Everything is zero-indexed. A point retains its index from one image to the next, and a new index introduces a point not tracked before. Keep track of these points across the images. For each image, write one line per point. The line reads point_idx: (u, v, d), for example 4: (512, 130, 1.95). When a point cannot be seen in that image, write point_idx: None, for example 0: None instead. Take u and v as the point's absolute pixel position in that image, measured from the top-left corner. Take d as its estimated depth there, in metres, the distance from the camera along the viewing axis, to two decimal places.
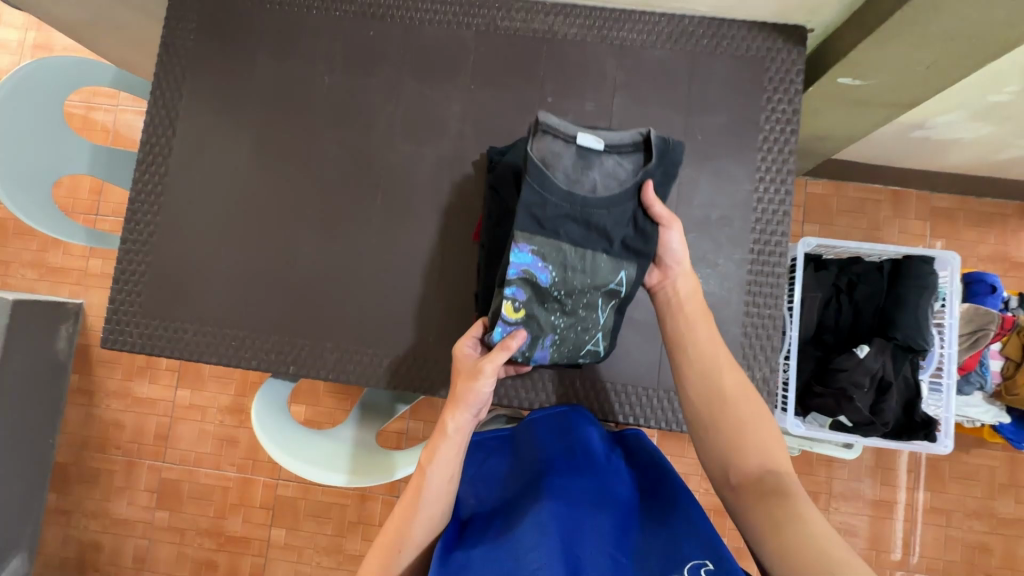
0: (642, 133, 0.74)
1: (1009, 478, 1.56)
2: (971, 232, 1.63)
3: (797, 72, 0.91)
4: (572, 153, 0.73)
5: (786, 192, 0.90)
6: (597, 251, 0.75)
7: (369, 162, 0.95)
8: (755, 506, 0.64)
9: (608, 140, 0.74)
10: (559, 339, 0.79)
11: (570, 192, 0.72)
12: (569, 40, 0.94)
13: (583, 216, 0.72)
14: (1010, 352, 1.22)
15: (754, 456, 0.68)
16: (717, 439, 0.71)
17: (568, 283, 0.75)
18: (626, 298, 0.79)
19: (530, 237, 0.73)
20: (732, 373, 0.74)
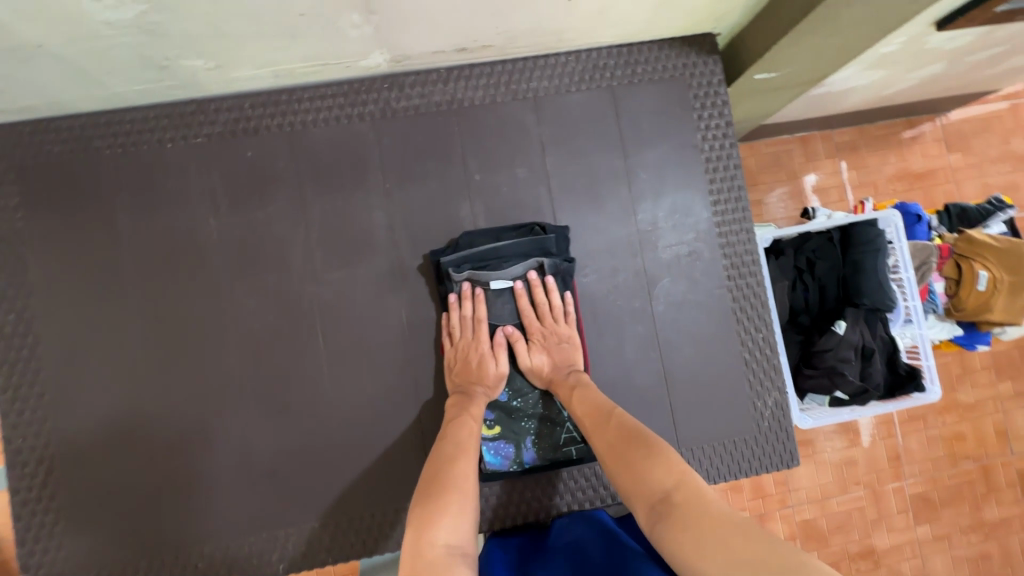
0: (536, 262, 0.80)
1: (962, 369, 1.71)
2: (874, 157, 1.73)
3: (720, 83, 0.86)
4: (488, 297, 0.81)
5: (744, 208, 0.86)
6: None
7: (296, 302, 0.80)
8: (670, 530, 0.52)
9: (511, 273, 0.81)
10: (537, 437, 0.82)
11: (499, 323, 0.82)
12: (478, 105, 0.84)
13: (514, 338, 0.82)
14: (948, 273, 1.33)
15: (646, 491, 0.58)
16: (620, 481, 0.62)
17: (522, 393, 0.82)
18: None
19: None
20: (602, 432, 0.68)
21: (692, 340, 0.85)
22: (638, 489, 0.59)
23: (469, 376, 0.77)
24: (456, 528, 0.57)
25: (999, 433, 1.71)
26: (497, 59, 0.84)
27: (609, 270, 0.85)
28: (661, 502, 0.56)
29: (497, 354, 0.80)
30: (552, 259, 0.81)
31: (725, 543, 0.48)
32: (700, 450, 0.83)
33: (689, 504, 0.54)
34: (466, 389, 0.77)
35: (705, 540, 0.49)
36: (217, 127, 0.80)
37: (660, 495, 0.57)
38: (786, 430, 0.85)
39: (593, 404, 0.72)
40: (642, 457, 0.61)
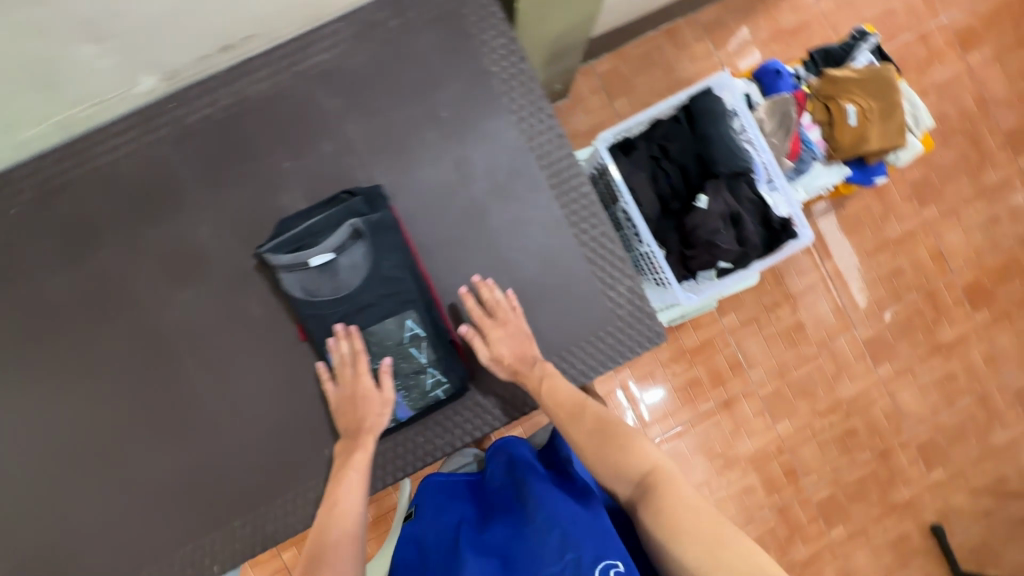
0: (351, 225, 0.77)
1: (883, 207, 1.72)
2: (744, 27, 1.71)
3: (492, 2, 0.87)
4: (317, 274, 0.77)
5: (550, 117, 0.88)
6: (381, 318, 0.80)
7: (154, 329, 0.84)
8: (644, 510, 0.64)
9: (332, 243, 0.77)
10: (405, 391, 0.82)
11: (339, 297, 0.79)
12: (267, 96, 0.86)
13: (359, 307, 0.79)
14: (820, 118, 1.32)
15: (622, 472, 0.68)
16: (594, 462, 0.71)
17: (376, 353, 0.80)
18: (435, 333, 0.81)
19: (336, 344, 0.79)
20: (578, 424, 0.74)
21: (535, 256, 0.88)
22: (609, 468, 0.69)
23: (356, 415, 0.79)
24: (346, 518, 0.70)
25: (936, 257, 1.73)
26: (270, 46, 0.85)
27: (438, 213, 0.87)
28: (639, 482, 0.67)
29: (381, 385, 0.79)
30: (364, 219, 0.78)
31: (688, 534, 0.59)
32: (570, 353, 0.88)
33: (662, 487, 0.64)
34: (353, 431, 0.79)
35: (675, 522, 0.61)
36: (30, 191, 0.83)
37: (638, 477, 0.67)
38: (646, 311, 0.88)
39: (562, 401, 0.77)
40: (619, 448, 0.70)
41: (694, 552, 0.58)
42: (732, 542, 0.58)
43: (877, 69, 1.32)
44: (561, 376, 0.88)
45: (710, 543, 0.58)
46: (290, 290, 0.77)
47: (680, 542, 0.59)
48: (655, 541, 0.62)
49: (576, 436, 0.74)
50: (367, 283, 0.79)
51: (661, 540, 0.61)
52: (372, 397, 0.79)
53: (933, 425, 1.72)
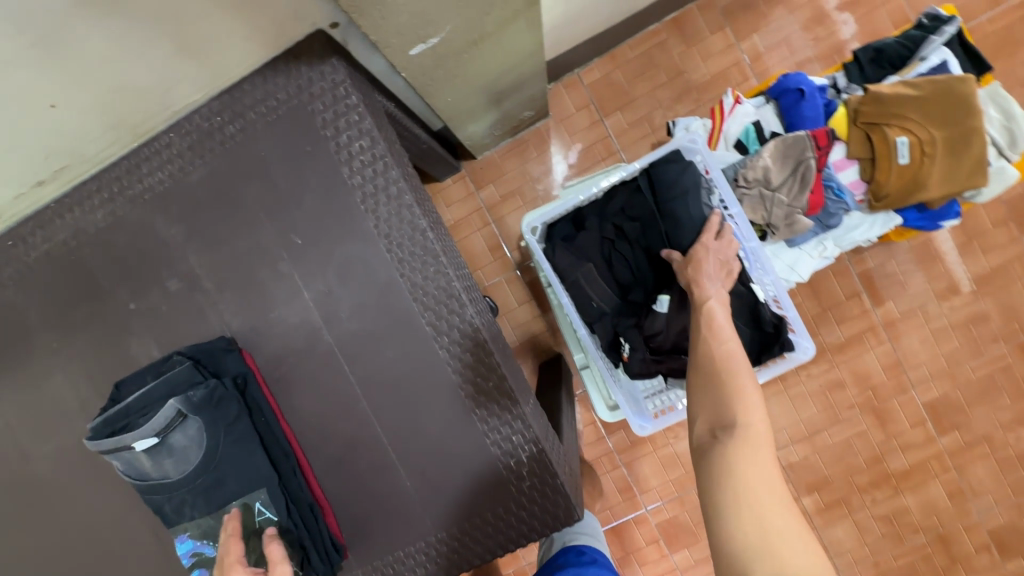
0: (177, 402, 0.65)
1: (964, 234, 1.32)
2: (779, 7, 1.32)
3: (348, 95, 0.68)
4: (144, 457, 0.66)
5: (426, 239, 0.69)
6: (226, 503, 0.68)
7: (20, 485, 0.79)
8: (708, 467, 0.57)
9: (156, 424, 0.65)
10: None
11: (173, 479, 0.67)
12: (105, 228, 0.74)
13: (198, 489, 0.68)
14: (857, 153, 0.99)
15: (713, 409, 0.60)
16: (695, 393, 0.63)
17: None
18: (292, 515, 0.69)
19: (180, 527, 0.69)
20: (710, 341, 0.65)
21: (415, 411, 0.72)
22: (703, 408, 0.61)
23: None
24: None
25: None
26: (100, 170, 0.73)
27: (296, 362, 0.73)
28: (718, 433, 0.58)
29: (273, 562, 0.64)
30: (192, 392, 0.66)
31: (746, 522, 0.52)
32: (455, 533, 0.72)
33: (743, 452, 0.55)
34: None
35: (730, 493, 0.54)
36: None
37: (730, 426, 0.58)
38: (554, 485, 0.71)
39: (712, 324, 0.66)
40: (728, 388, 0.60)
41: (746, 530, 0.51)
42: (793, 548, 0.50)
43: (947, 80, 0.95)
44: (449, 557, 0.73)
45: (766, 533, 0.51)
46: (120, 470, 0.67)
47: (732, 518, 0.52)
48: (711, 503, 0.55)
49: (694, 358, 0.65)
50: (205, 462, 0.68)
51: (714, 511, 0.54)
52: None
53: (1015, 509, 1.37)
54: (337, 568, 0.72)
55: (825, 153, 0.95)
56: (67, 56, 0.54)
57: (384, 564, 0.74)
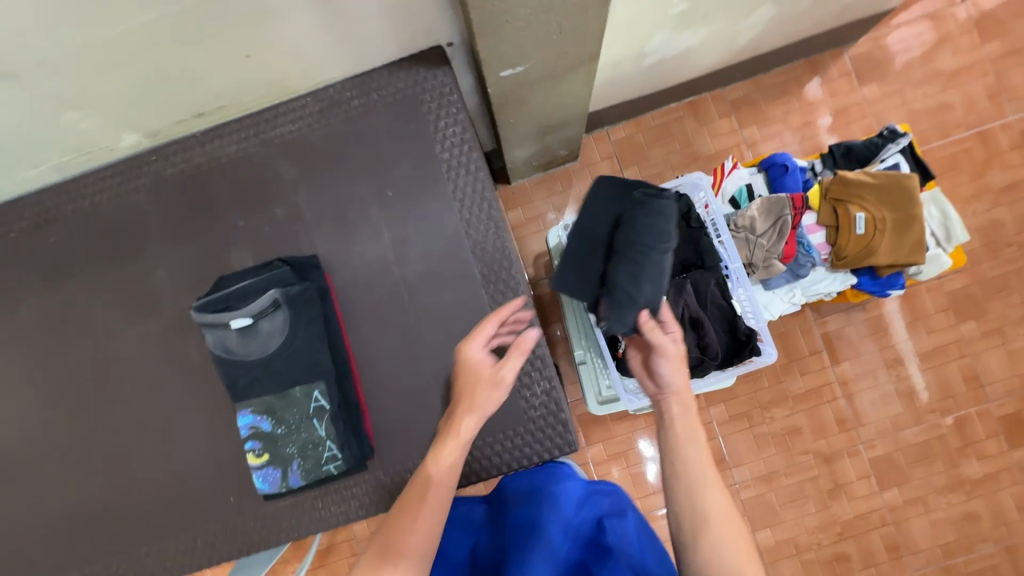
0: (274, 294, 0.81)
1: (912, 314, 1.56)
2: (775, 107, 1.63)
3: (451, 92, 0.89)
4: (235, 335, 0.81)
5: (490, 207, 0.89)
6: (290, 387, 0.82)
7: (104, 361, 0.92)
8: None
9: (253, 309, 0.81)
10: (303, 460, 0.82)
11: (252, 359, 0.82)
12: (234, 159, 0.92)
13: (270, 371, 0.82)
14: (824, 221, 1.23)
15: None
16: (698, 559, 0.69)
17: (282, 420, 0.82)
18: (339, 408, 0.83)
19: (246, 402, 0.82)
20: (698, 494, 0.73)
21: (454, 342, 0.88)
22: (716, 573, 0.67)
23: (472, 385, 0.75)
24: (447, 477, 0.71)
25: (969, 379, 1.54)
26: (242, 115, 0.92)
27: (365, 288, 0.90)
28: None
29: (505, 363, 0.75)
30: (287, 289, 0.82)
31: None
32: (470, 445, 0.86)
33: None
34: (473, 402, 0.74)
35: None
36: (27, 222, 0.94)
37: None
38: (560, 417, 0.86)
39: (690, 473, 0.75)
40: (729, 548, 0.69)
41: None
42: None
43: (898, 176, 1.21)
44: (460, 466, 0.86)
45: None
46: (211, 345, 0.82)
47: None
48: None
49: (693, 521, 0.72)
50: (281, 350, 0.82)
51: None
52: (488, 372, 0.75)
53: (943, 569, 1.51)
54: (367, 462, 0.85)
55: (800, 213, 1.19)
56: (264, 33, 0.74)
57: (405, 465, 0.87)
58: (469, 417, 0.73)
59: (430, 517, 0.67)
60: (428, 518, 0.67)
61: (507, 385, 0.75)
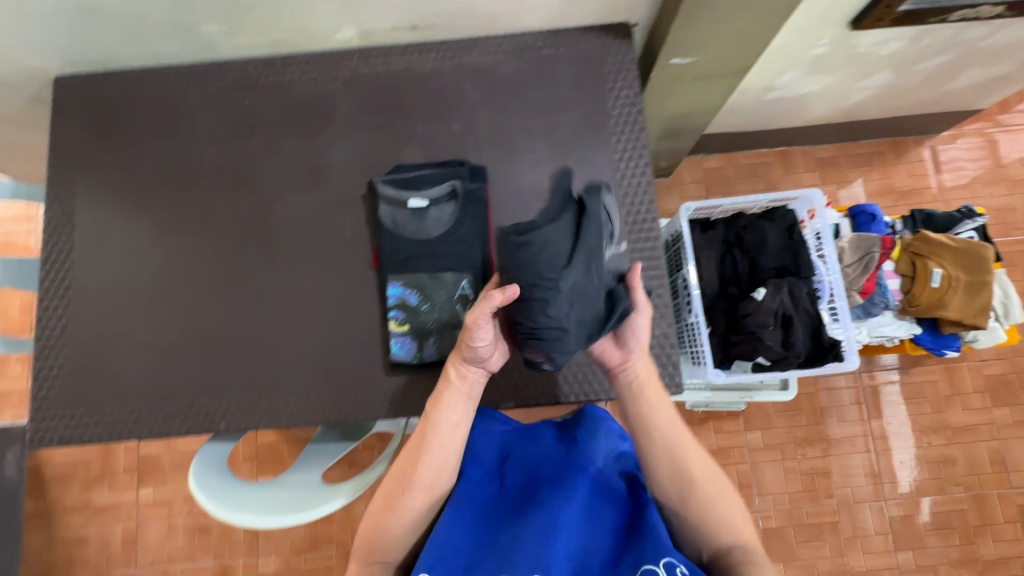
0: (451, 185, 0.91)
1: (951, 388, 1.65)
2: (856, 172, 1.77)
3: (631, 63, 1.02)
4: (408, 214, 0.91)
5: (645, 164, 0.99)
6: (442, 271, 0.90)
7: (263, 217, 1.00)
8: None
9: (430, 195, 0.91)
10: (439, 338, 0.90)
11: (416, 238, 0.91)
12: (427, 74, 1.04)
13: (429, 252, 0.91)
14: (903, 270, 1.34)
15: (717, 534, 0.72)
16: (690, 526, 0.75)
17: (429, 297, 0.90)
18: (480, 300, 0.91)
19: (398, 274, 0.91)
20: (676, 460, 0.77)
21: None
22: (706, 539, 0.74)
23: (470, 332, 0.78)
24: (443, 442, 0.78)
25: (994, 462, 1.62)
26: (445, 39, 1.04)
27: (519, 208, 0.99)
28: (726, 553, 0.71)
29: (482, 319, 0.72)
30: (463, 184, 0.91)
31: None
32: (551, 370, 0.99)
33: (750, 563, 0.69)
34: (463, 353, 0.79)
35: None
36: (227, 82, 1.04)
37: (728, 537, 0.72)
38: (672, 360, 0.94)
39: (669, 442, 0.78)
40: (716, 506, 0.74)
41: None
42: None
43: (973, 244, 1.32)
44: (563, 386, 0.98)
45: None
46: (382, 219, 0.91)
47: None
48: None
49: (671, 483, 0.76)
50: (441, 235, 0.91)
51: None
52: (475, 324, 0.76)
53: None
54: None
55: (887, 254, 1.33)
56: None
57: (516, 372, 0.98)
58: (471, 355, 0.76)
59: (433, 461, 0.76)
60: (433, 458, 0.76)
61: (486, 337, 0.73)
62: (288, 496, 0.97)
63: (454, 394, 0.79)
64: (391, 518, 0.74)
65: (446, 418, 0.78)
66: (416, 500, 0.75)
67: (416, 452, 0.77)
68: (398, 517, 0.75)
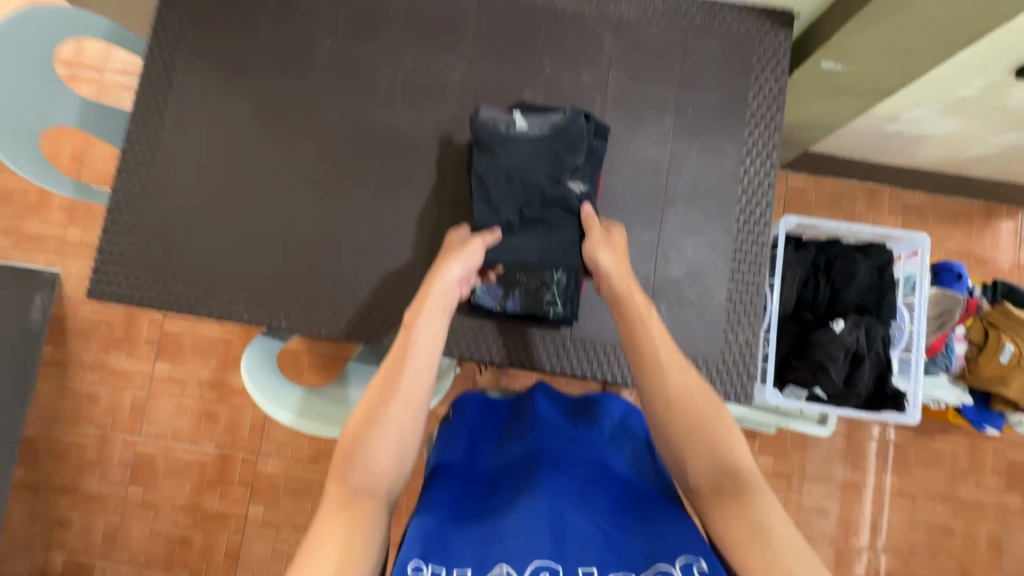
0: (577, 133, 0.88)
1: (970, 463, 1.64)
2: (940, 229, 1.66)
3: (784, 54, 0.96)
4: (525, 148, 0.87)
5: (770, 166, 0.95)
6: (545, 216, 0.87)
7: (368, 124, 0.95)
8: (719, 518, 0.62)
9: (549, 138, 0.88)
10: (524, 291, 0.89)
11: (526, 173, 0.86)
12: (567, 15, 0.97)
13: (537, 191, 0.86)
14: (973, 336, 1.30)
15: (710, 459, 0.66)
16: (672, 450, 0.68)
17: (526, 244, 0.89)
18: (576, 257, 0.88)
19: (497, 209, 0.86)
20: (673, 371, 0.71)
21: (687, 263, 0.94)
22: (693, 461, 0.66)
23: (447, 251, 0.83)
24: (411, 378, 0.71)
25: (991, 543, 1.63)
26: None
27: (633, 180, 0.95)
28: (719, 477, 0.64)
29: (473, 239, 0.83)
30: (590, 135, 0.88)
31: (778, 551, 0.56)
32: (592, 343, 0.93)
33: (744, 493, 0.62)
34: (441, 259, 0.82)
35: (761, 531, 0.59)
36: None
37: (723, 466, 0.65)
38: (747, 369, 0.92)
39: (658, 349, 0.73)
40: (704, 433, 0.67)
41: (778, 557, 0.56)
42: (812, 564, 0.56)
43: None
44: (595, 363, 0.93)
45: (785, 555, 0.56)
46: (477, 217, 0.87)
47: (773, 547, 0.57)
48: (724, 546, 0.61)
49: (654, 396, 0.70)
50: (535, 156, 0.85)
51: (737, 554, 0.59)
52: (463, 242, 0.83)
53: None
54: (573, 321, 0.92)
55: (966, 316, 1.31)
56: None
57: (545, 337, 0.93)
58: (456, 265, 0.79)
59: (413, 372, 0.71)
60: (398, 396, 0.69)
61: (467, 256, 0.80)
62: (277, 387, 0.95)
63: (428, 321, 0.75)
64: (372, 441, 0.66)
65: (424, 331, 0.74)
66: (398, 413, 0.68)
67: (397, 365, 0.71)
68: (382, 434, 0.67)
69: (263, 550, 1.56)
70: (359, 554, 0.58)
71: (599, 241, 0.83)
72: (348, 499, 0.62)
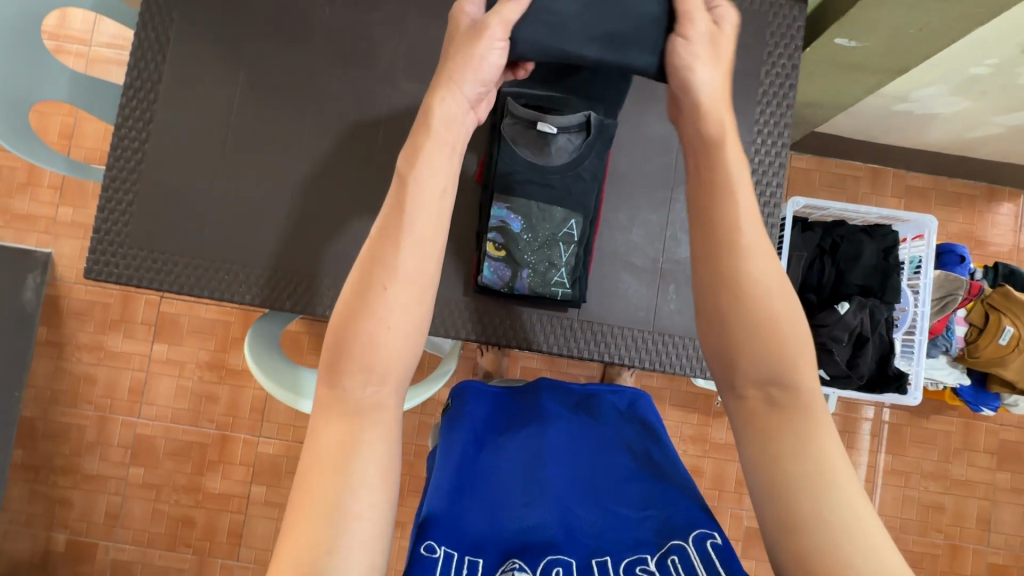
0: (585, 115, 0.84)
1: (963, 443, 1.67)
2: (942, 210, 1.66)
3: (798, 29, 0.93)
4: (532, 133, 0.85)
5: (782, 146, 0.93)
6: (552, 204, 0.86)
7: (371, 99, 0.92)
8: (757, 440, 0.53)
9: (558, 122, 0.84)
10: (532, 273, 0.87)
11: (534, 162, 0.85)
12: None
13: (543, 178, 0.85)
14: (973, 319, 1.30)
15: (773, 374, 0.52)
16: (730, 358, 0.54)
17: (535, 229, 0.86)
18: (583, 243, 0.87)
19: (505, 196, 0.85)
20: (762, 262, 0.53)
21: None
22: (746, 376, 0.53)
23: (458, 33, 0.57)
24: (411, 256, 0.53)
25: (981, 519, 1.66)
26: None
27: (641, 158, 0.93)
28: (778, 399, 0.53)
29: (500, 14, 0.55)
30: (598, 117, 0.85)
31: (829, 495, 0.49)
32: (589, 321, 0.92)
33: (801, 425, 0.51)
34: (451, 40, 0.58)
35: (814, 476, 0.50)
36: None
37: (786, 389, 0.52)
38: None
39: (745, 223, 0.54)
40: (773, 344, 0.52)
41: (825, 506, 0.49)
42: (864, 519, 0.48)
43: None
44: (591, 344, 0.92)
45: (838, 508, 0.48)
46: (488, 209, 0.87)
47: (831, 492, 0.48)
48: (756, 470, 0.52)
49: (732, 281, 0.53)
50: (598, 10, 0.59)
51: (774, 493, 0.51)
52: (480, 17, 0.56)
53: None
54: (581, 303, 0.91)
55: (968, 299, 1.31)
56: None
57: (540, 317, 0.92)
58: (468, 80, 0.56)
59: (410, 250, 0.53)
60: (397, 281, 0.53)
61: (496, 39, 0.56)
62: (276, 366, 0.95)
63: (437, 156, 0.55)
64: (361, 339, 0.52)
65: (423, 184, 0.54)
66: (391, 302, 0.53)
67: (391, 242, 0.53)
68: (372, 331, 0.52)
69: (266, 529, 1.57)
70: (358, 466, 0.51)
71: (701, 46, 0.56)
72: (346, 404, 0.53)
